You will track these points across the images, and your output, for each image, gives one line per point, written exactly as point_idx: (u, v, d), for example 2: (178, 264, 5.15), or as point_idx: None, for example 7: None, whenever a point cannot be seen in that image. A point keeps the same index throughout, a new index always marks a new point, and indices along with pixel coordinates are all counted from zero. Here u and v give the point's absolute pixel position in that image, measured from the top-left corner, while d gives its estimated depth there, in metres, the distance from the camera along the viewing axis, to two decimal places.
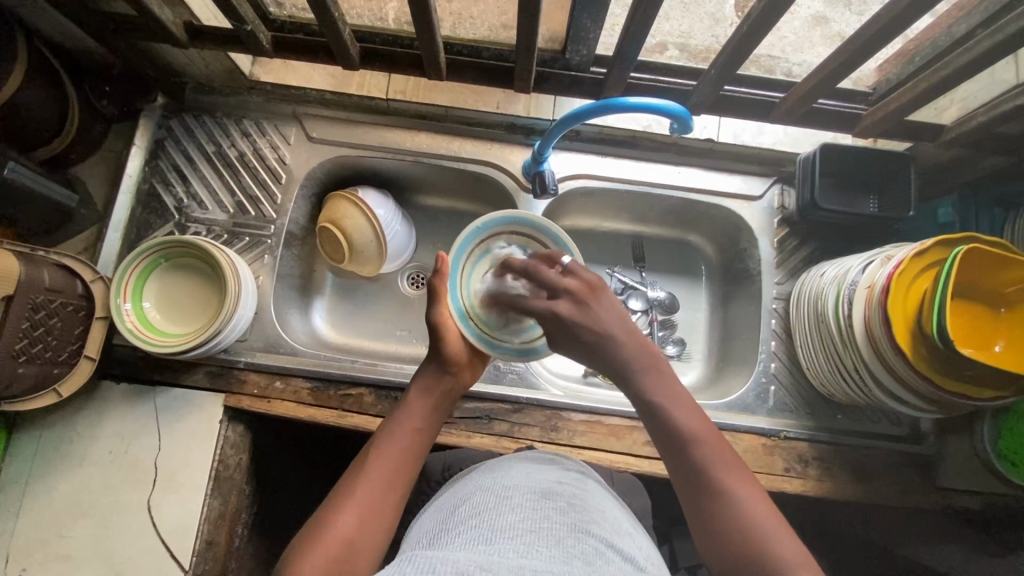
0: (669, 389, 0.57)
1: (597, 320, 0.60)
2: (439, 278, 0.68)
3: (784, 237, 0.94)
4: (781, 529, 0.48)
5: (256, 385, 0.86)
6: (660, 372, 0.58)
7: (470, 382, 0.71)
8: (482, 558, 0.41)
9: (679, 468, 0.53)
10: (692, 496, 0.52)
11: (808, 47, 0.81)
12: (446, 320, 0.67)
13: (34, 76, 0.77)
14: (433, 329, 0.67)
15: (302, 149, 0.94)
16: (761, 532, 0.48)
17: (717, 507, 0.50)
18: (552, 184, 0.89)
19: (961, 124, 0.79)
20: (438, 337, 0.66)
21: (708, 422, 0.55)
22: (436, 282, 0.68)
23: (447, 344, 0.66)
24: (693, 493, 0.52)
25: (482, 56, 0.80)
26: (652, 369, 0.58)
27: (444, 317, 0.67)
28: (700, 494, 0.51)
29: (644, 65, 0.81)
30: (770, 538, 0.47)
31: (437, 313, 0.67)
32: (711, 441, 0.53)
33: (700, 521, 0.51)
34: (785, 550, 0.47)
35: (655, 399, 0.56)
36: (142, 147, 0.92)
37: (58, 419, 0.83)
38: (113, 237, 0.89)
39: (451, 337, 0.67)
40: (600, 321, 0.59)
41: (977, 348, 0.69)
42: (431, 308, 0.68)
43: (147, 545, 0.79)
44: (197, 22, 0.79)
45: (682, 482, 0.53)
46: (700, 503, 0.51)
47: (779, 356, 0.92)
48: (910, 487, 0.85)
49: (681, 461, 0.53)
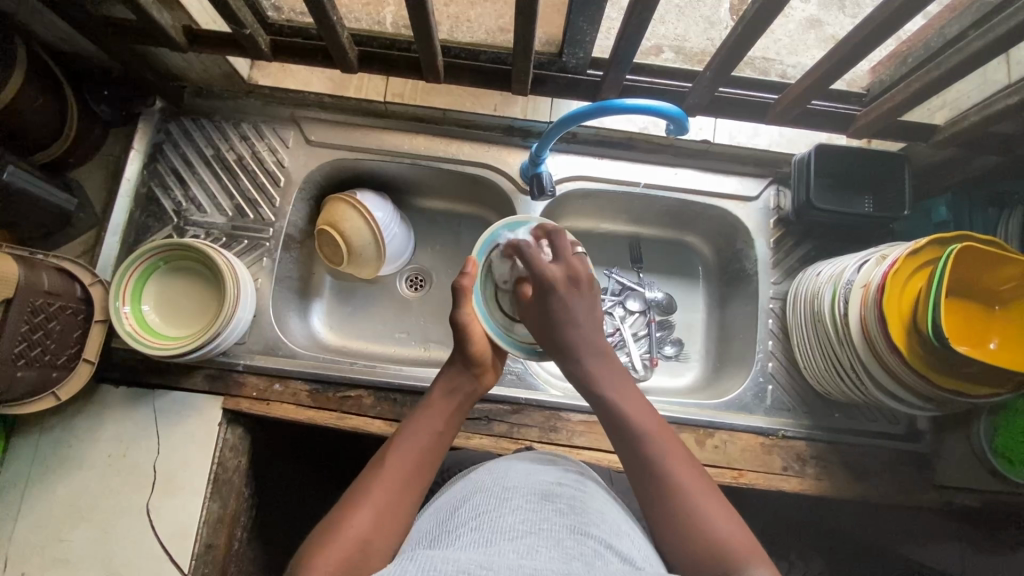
0: (626, 391, 0.61)
1: (574, 300, 0.65)
2: (467, 279, 0.71)
3: (781, 237, 0.95)
4: (729, 520, 0.51)
5: (255, 389, 0.86)
6: (617, 376, 0.62)
7: (493, 384, 0.72)
8: (483, 558, 0.41)
9: (633, 467, 0.56)
10: (645, 494, 0.54)
11: (803, 50, 0.81)
12: (471, 321, 0.69)
13: (34, 80, 0.77)
14: (459, 328, 0.68)
15: (300, 152, 0.95)
16: (710, 524, 0.50)
17: (674, 508, 0.52)
18: (550, 185, 0.89)
19: (954, 124, 0.80)
20: (464, 336, 0.68)
21: (663, 426, 0.58)
22: (464, 282, 0.70)
23: (472, 343, 0.68)
24: (648, 493, 0.54)
25: (480, 60, 0.80)
26: (613, 371, 0.62)
27: (470, 317, 0.69)
28: (656, 492, 0.53)
29: (640, 67, 0.82)
30: (717, 527, 0.50)
31: (463, 313, 0.68)
32: (667, 443, 0.56)
33: (656, 519, 0.53)
34: (740, 546, 0.49)
35: (615, 403, 0.59)
36: (141, 151, 0.93)
37: (57, 423, 0.83)
38: (112, 241, 0.90)
39: (477, 338, 0.68)
40: (574, 310, 0.64)
41: (971, 345, 0.70)
42: (458, 308, 0.69)
43: (147, 548, 0.79)
44: (196, 26, 0.80)
45: (637, 481, 0.55)
46: (653, 500, 0.53)
47: (776, 355, 0.92)
48: (908, 485, 0.85)
49: (633, 460, 0.56)
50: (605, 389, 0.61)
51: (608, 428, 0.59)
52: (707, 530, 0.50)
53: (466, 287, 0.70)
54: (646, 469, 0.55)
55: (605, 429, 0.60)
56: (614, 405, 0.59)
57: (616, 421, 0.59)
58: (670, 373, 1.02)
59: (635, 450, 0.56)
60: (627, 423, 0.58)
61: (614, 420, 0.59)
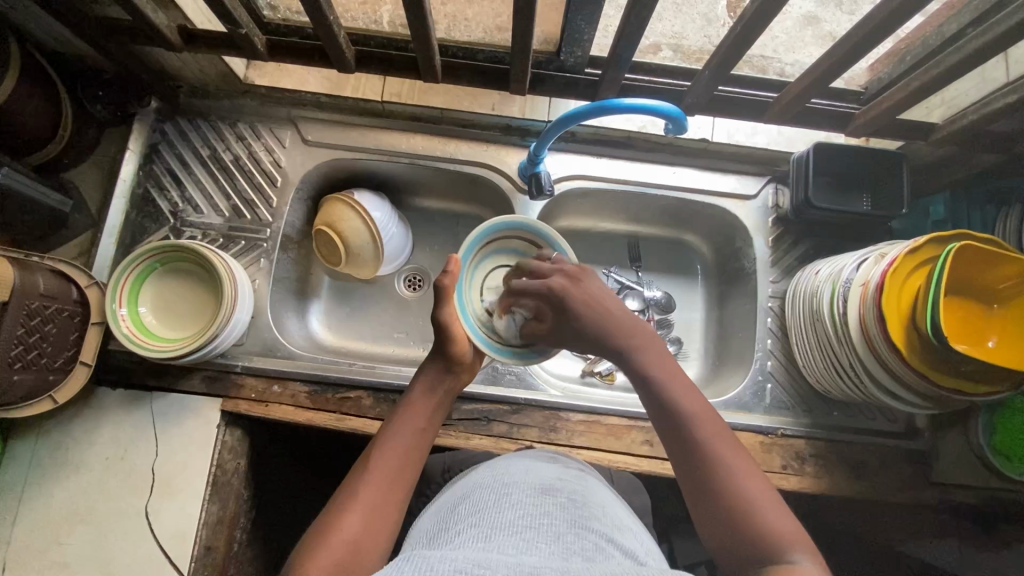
0: (673, 373, 0.60)
1: (589, 295, 0.66)
2: (448, 279, 0.68)
3: (778, 235, 0.95)
4: (766, 495, 0.51)
5: (253, 390, 0.85)
6: (655, 350, 0.62)
7: (469, 382, 0.73)
8: (482, 553, 0.41)
9: (675, 443, 0.56)
10: (686, 466, 0.55)
11: (800, 47, 0.82)
12: (453, 321, 0.68)
13: (28, 82, 0.76)
14: (441, 327, 0.68)
15: (297, 152, 0.94)
16: (749, 498, 0.51)
17: (716, 485, 0.52)
18: (548, 184, 0.89)
19: (952, 122, 0.80)
20: (448, 337, 0.68)
21: (702, 401, 0.58)
22: (446, 283, 0.68)
23: (455, 345, 0.68)
24: (687, 466, 0.55)
25: (477, 59, 0.80)
26: (653, 349, 0.62)
27: (451, 316, 0.68)
28: (699, 473, 0.54)
29: (639, 66, 0.81)
30: (756, 503, 0.51)
31: (446, 313, 0.68)
32: (707, 419, 0.56)
33: (697, 497, 0.54)
34: (779, 524, 0.49)
35: (656, 381, 0.59)
36: (136, 151, 0.92)
37: (54, 426, 0.82)
38: (107, 243, 0.89)
39: (459, 338, 0.68)
40: (593, 297, 0.65)
41: (969, 343, 0.70)
42: (440, 308, 0.68)
43: (146, 550, 0.78)
44: (190, 25, 0.79)
45: (678, 457, 0.56)
46: (693, 475, 0.54)
47: (775, 354, 0.92)
48: (908, 482, 0.85)
49: (676, 435, 0.56)
50: (644, 366, 0.61)
51: (650, 406, 0.59)
52: (746, 504, 0.51)
53: (449, 286, 0.69)
54: (686, 449, 0.55)
55: (646, 407, 0.60)
56: (654, 384, 0.59)
57: (658, 398, 0.59)
58: None
59: (678, 430, 0.56)
60: (672, 406, 0.57)
61: (655, 403, 0.59)
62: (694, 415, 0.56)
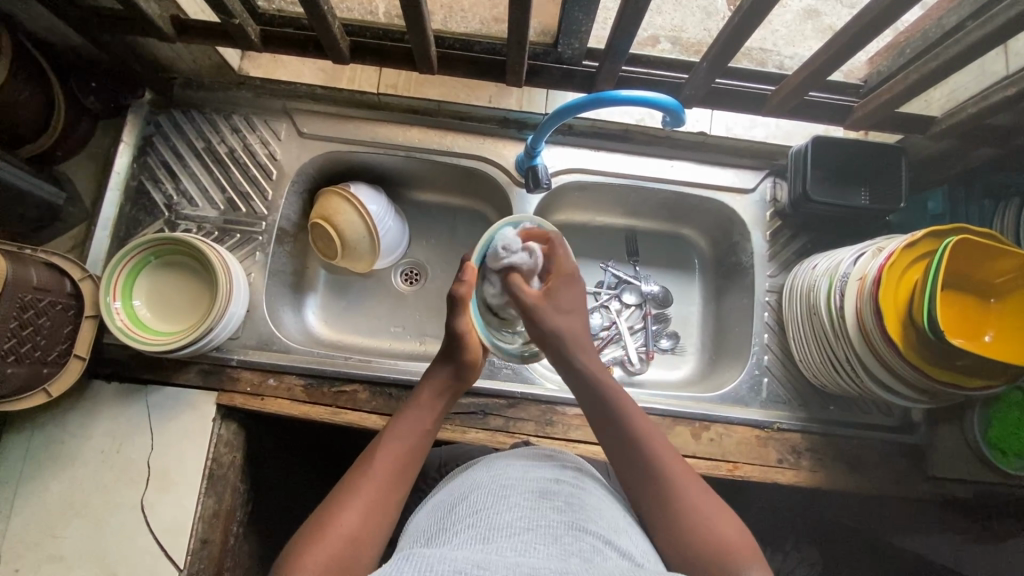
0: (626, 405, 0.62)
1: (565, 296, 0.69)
2: (463, 288, 0.68)
3: (777, 229, 0.95)
4: (721, 515, 0.53)
5: (249, 383, 0.85)
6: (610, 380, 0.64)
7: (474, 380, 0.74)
8: (480, 556, 0.41)
9: (629, 473, 0.57)
10: (643, 496, 0.56)
11: (800, 41, 0.80)
12: (469, 329, 0.68)
13: (20, 73, 0.75)
14: (456, 336, 0.67)
15: (292, 144, 0.93)
16: (705, 521, 0.52)
17: (674, 511, 0.54)
18: (545, 178, 0.91)
19: (952, 115, 0.79)
20: (462, 343, 0.67)
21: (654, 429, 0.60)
22: (461, 291, 0.68)
23: (468, 349, 0.68)
24: (643, 495, 0.56)
25: (473, 50, 0.79)
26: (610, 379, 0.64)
27: (468, 326, 0.68)
28: (654, 497, 0.55)
29: (636, 58, 0.80)
30: (712, 524, 0.52)
31: (462, 322, 0.67)
32: (660, 446, 0.58)
33: (654, 525, 0.54)
34: (736, 546, 0.51)
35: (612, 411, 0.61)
36: (130, 143, 0.92)
37: (49, 419, 0.82)
38: (102, 235, 0.89)
39: (474, 343, 0.68)
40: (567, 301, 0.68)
41: (964, 337, 0.70)
42: (455, 317, 0.68)
43: (141, 544, 0.78)
44: (183, 16, 0.78)
45: (634, 485, 0.57)
46: (651, 505, 0.55)
47: (772, 348, 0.92)
48: (902, 477, 0.86)
49: (631, 465, 0.58)
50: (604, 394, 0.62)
51: (601, 434, 0.61)
52: (704, 528, 0.52)
53: (464, 296, 0.68)
54: (642, 477, 0.56)
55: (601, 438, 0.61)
56: (609, 411, 0.61)
57: (613, 428, 0.60)
58: (666, 365, 1.02)
59: (631, 457, 0.58)
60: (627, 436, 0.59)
61: (609, 432, 0.60)
62: (645, 439, 0.58)
